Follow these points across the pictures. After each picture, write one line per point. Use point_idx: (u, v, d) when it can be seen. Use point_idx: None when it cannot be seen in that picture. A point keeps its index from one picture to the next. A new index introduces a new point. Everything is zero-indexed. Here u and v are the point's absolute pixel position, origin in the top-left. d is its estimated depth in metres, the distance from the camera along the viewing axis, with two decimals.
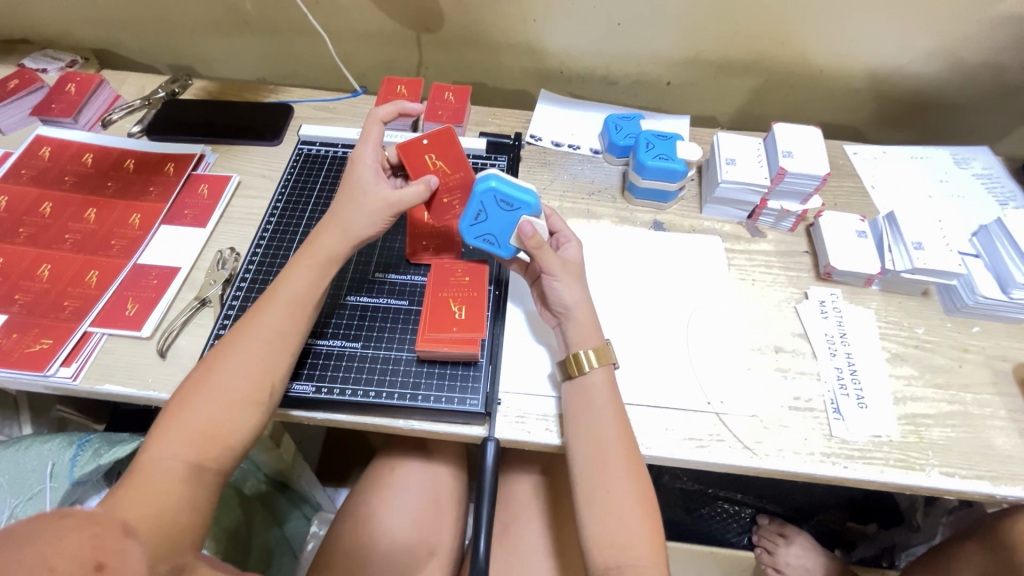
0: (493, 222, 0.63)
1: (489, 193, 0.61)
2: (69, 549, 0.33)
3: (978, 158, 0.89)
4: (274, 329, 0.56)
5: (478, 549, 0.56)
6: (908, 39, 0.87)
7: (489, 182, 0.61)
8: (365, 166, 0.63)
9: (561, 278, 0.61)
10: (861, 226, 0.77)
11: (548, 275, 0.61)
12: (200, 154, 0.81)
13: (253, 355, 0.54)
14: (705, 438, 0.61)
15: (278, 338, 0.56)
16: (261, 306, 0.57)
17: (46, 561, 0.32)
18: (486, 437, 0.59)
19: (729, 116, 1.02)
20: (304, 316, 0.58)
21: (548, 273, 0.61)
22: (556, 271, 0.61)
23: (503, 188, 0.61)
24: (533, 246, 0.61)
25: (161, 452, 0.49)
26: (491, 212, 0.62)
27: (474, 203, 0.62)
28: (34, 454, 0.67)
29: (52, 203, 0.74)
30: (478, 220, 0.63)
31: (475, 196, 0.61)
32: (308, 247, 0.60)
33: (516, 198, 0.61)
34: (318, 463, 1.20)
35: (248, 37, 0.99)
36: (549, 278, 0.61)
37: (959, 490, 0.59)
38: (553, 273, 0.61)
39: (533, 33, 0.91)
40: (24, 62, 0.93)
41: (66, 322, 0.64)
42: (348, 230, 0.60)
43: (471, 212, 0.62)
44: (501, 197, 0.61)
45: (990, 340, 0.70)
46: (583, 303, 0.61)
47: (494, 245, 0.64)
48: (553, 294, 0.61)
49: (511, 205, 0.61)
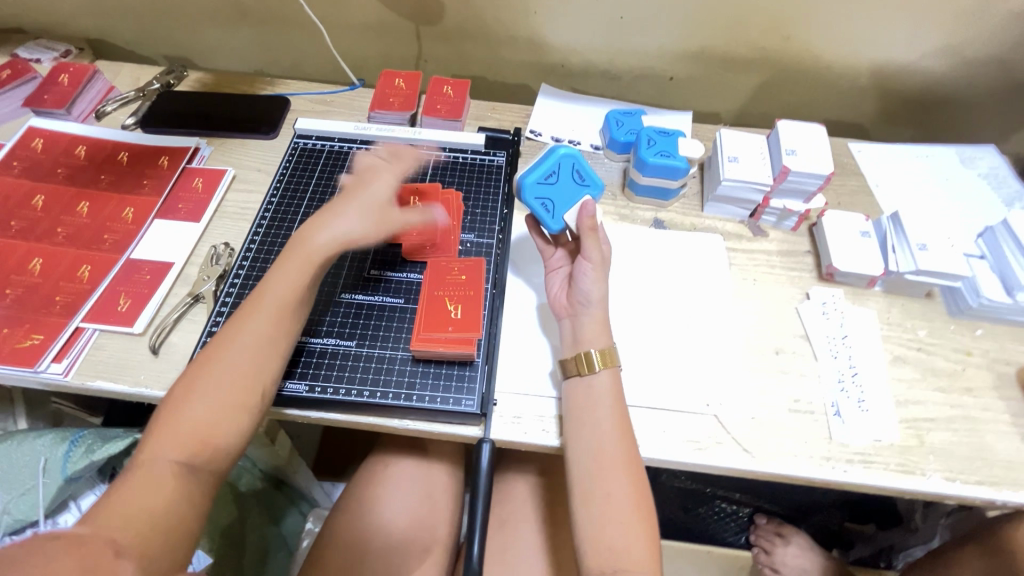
0: (557, 187, 0.66)
1: (567, 160, 0.67)
2: None
3: (984, 157, 0.88)
4: (263, 331, 0.56)
5: (472, 550, 0.55)
6: (915, 35, 0.85)
7: (570, 152, 0.67)
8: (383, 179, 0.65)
9: (596, 268, 0.61)
10: (865, 226, 0.76)
11: (586, 259, 0.61)
12: (195, 146, 0.80)
13: (245, 358, 0.54)
14: (703, 440, 0.60)
15: (268, 339, 0.56)
16: (249, 307, 0.57)
17: None
18: (481, 439, 0.58)
19: (732, 113, 1.01)
20: (294, 318, 0.58)
21: (587, 257, 0.61)
22: (594, 259, 0.61)
23: (581, 162, 0.67)
24: (587, 226, 0.62)
25: (153, 457, 0.48)
26: (563, 178, 0.67)
27: (551, 163, 0.67)
28: (27, 450, 0.67)
29: (44, 196, 0.73)
30: (545, 180, 0.66)
31: (554, 159, 0.67)
32: (296, 248, 0.60)
33: (589, 175, 0.66)
34: (314, 458, 1.20)
35: (245, 28, 0.98)
36: (585, 260, 0.61)
37: (960, 495, 0.58)
38: (590, 258, 0.61)
39: (534, 26, 0.90)
40: (17, 51, 0.92)
41: (57, 317, 0.63)
42: (334, 230, 0.60)
43: (544, 171, 0.66)
44: (576, 169, 0.67)
45: (993, 344, 0.69)
46: (603, 301, 0.61)
47: (546, 213, 0.65)
48: (582, 281, 0.61)
49: (581, 179, 0.66)
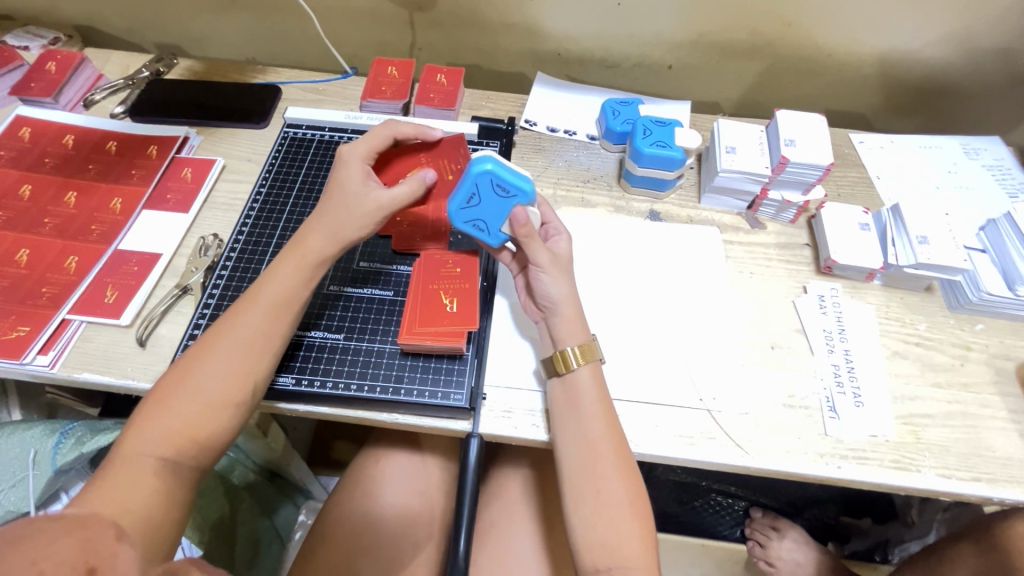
0: (483, 207, 0.60)
1: (484, 176, 0.58)
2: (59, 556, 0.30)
3: (989, 149, 0.86)
4: (254, 329, 0.55)
5: (459, 545, 0.54)
6: (921, 23, 0.83)
7: (485, 165, 0.58)
8: (354, 168, 0.62)
9: (549, 271, 0.59)
10: (865, 218, 0.74)
11: (535, 266, 0.59)
12: (184, 136, 0.79)
13: (234, 353, 0.53)
14: (695, 435, 0.60)
15: (262, 336, 0.55)
16: (243, 304, 0.56)
17: (37, 564, 0.29)
18: (470, 433, 0.58)
19: (731, 102, 0.99)
20: (290, 314, 0.57)
21: (535, 264, 0.59)
22: (545, 264, 0.59)
23: (499, 171, 0.58)
24: (523, 236, 0.58)
25: (141, 449, 0.48)
26: (485, 197, 0.59)
27: (466, 184, 0.58)
28: (17, 442, 0.66)
29: (31, 185, 0.72)
30: (468, 204, 0.60)
31: (469, 178, 0.58)
32: (296, 247, 0.59)
33: (512, 184, 0.58)
34: (309, 448, 1.20)
35: (235, 14, 0.96)
36: (536, 269, 0.59)
37: (956, 492, 0.58)
38: (540, 265, 0.59)
39: (531, 13, 0.88)
40: (5, 38, 0.90)
41: (43, 309, 0.63)
42: (334, 228, 0.59)
43: (463, 194, 0.59)
44: (497, 182, 0.58)
45: (993, 338, 0.68)
46: (570, 299, 0.59)
47: (483, 231, 0.62)
48: (540, 287, 0.59)
49: (506, 191, 0.58)
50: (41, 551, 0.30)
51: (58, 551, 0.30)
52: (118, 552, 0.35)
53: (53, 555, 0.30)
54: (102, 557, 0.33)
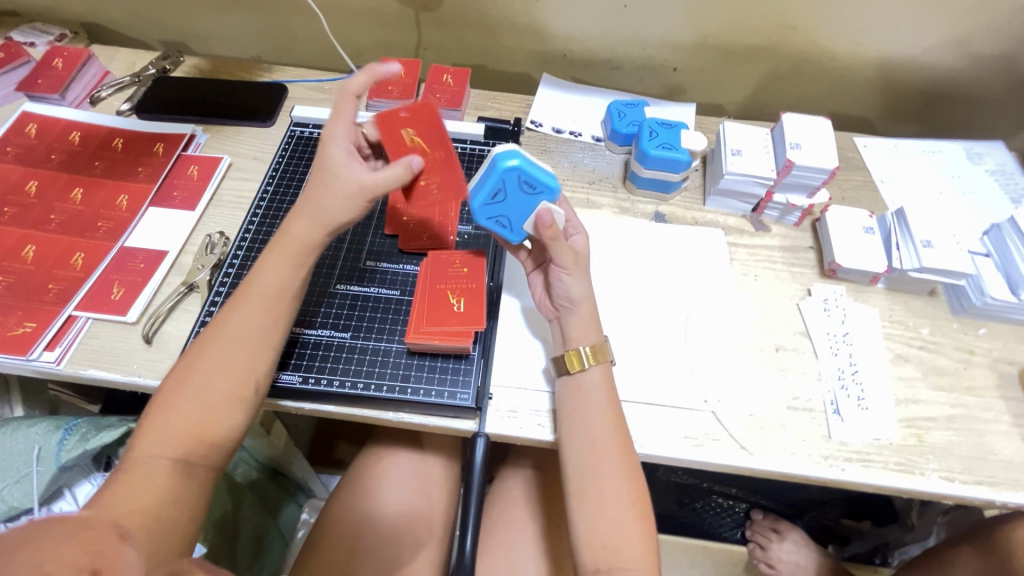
0: (507, 204, 0.59)
1: (512, 172, 0.57)
2: (66, 556, 0.30)
3: (992, 153, 0.87)
4: (250, 326, 0.55)
5: (464, 544, 0.55)
6: (925, 29, 0.83)
7: (513, 161, 0.57)
8: (337, 141, 0.57)
9: (571, 272, 0.58)
10: (869, 222, 0.75)
11: (557, 266, 0.58)
12: (190, 133, 0.79)
13: (230, 351, 0.53)
14: (700, 436, 0.60)
15: (258, 332, 0.55)
16: (237, 302, 0.56)
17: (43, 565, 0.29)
18: (476, 433, 0.58)
19: (735, 105, 0.99)
20: (284, 309, 0.56)
21: (558, 264, 0.58)
22: (567, 265, 0.58)
23: (528, 169, 0.57)
24: (548, 237, 0.58)
25: (147, 451, 0.49)
26: (511, 193, 0.59)
27: (494, 179, 0.58)
28: (21, 438, 0.65)
29: (37, 181, 0.72)
30: (493, 200, 0.59)
31: (497, 173, 0.57)
32: (284, 239, 0.58)
33: (540, 181, 0.58)
34: (310, 446, 1.20)
35: (241, 12, 0.96)
36: (558, 270, 0.58)
37: (958, 495, 0.58)
38: (562, 266, 0.58)
39: (536, 14, 0.88)
40: (11, 35, 0.90)
41: (50, 305, 0.63)
42: (323, 218, 0.57)
43: (488, 190, 0.58)
44: (524, 179, 0.58)
45: (996, 342, 0.69)
46: (587, 299, 0.59)
47: (504, 227, 0.62)
48: (560, 287, 0.59)
49: (533, 188, 0.58)
50: (49, 551, 0.30)
51: (64, 551, 0.31)
52: (124, 551, 0.35)
53: (59, 556, 0.30)
54: (110, 556, 0.33)
